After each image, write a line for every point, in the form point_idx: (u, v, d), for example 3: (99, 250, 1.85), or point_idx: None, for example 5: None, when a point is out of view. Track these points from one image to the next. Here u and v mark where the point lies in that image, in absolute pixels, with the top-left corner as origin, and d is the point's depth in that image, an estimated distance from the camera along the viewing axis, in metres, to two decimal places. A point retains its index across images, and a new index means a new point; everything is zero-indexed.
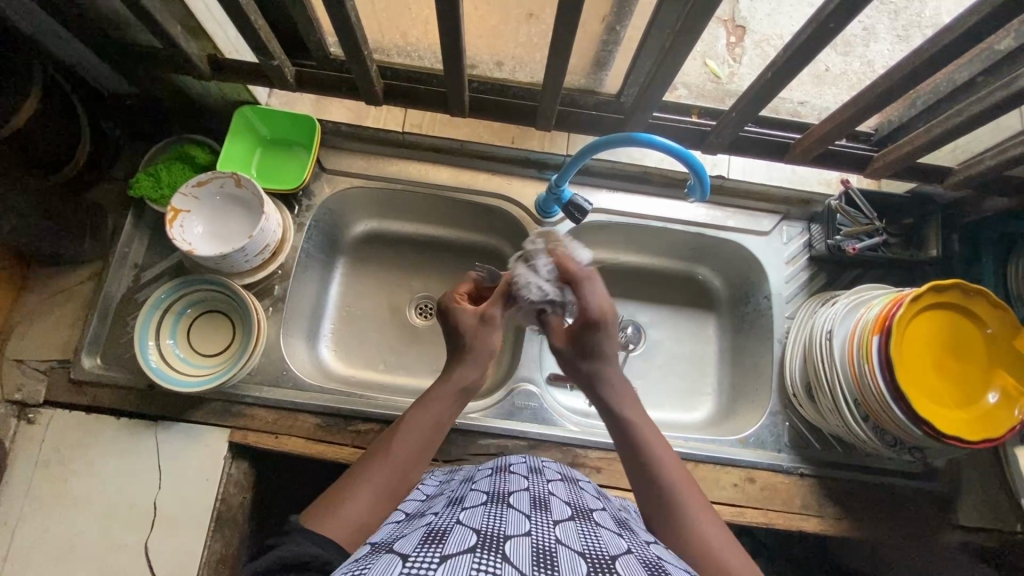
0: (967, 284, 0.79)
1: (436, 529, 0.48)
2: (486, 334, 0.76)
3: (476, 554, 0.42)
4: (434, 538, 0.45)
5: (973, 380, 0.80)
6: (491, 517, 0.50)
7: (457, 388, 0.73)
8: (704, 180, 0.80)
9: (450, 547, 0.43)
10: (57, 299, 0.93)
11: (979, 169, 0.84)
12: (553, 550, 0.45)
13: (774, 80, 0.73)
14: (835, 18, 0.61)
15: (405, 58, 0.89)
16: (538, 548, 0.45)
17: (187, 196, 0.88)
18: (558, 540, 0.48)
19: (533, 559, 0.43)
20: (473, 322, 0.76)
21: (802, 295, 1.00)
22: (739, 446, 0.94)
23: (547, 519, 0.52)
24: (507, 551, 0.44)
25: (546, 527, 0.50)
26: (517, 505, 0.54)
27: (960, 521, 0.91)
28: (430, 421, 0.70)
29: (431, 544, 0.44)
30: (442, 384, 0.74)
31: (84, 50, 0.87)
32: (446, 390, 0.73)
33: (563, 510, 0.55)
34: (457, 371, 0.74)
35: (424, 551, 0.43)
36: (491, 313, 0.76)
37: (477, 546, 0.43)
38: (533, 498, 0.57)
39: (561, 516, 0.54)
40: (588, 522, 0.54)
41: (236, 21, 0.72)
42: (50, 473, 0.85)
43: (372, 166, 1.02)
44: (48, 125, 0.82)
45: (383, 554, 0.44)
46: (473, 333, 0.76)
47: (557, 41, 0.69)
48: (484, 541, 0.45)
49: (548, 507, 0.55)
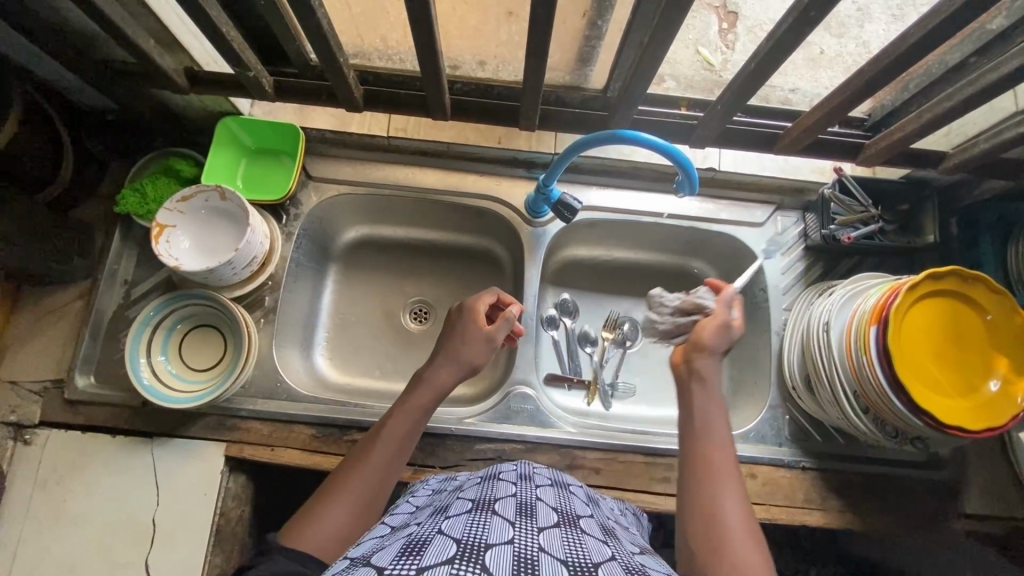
0: (965, 270, 0.77)
1: (416, 540, 0.47)
2: (482, 351, 0.79)
3: (453, 565, 0.42)
4: (412, 549, 0.45)
5: (973, 368, 0.78)
6: (473, 525, 0.49)
7: (431, 394, 0.76)
8: (692, 174, 0.78)
9: (428, 558, 0.43)
10: (48, 319, 0.93)
11: (974, 153, 0.82)
12: (534, 558, 0.45)
13: (758, 72, 0.71)
14: (816, 7, 0.60)
15: (386, 62, 0.88)
16: (520, 556, 0.44)
17: (172, 212, 0.88)
18: (540, 548, 0.47)
19: (513, 567, 0.43)
20: (479, 336, 0.80)
21: (799, 286, 0.99)
22: (739, 442, 0.93)
23: (531, 526, 0.51)
24: (487, 561, 0.43)
25: (529, 534, 0.49)
26: (502, 512, 0.53)
27: (967, 509, 0.90)
28: (405, 429, 0.72)
29: (408, 556, 0.43)
30: (419, 388, 0.76)
31: (61, 68, 0.86)
32: (421, 396, 0.75)
33: (548, 517, 0.55)
34: (432, 375, 0.77)
35: (402, 563, 0.42)
36: (496, 335, 0.80)
37: (455, 556, 0.43)
38: (519, 504, 0.56)
39: (546, 523, 0.53)
40: (573, 529, 0.54)
41: (208, 34, 0.71)
42: (48, 494, 0.85)
43: (360, 172, 1.01)
44: (27, 147, 0.82)
45: (360, 567, 0.44)
46: (471, 345, 0.79)
47: (535, 42, 0.68)
48: (463, 551, 0.44)
49: (534, 513, 0.55)
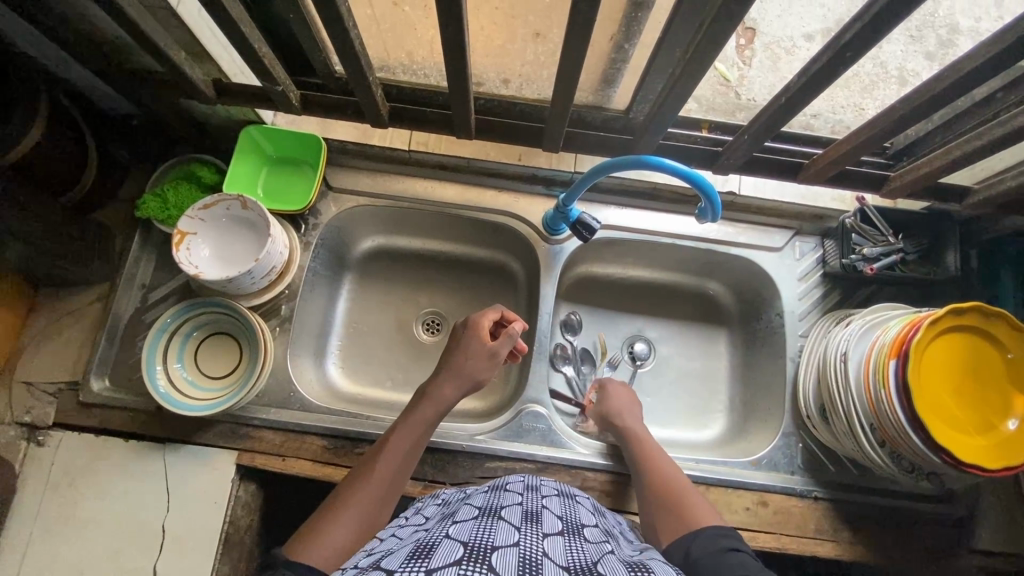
0: (987, 307, 0.77)
1: (423, 544, 0.47)
2: (484, 366, 0.81)
3: (461, 567, 0.42)
4: (421, 552, 0.45)
5: (991, 405, 0.78)
6: (479, 529, 0.49)
7: (435, 409, 0.77)
8: (715, 202, 0.78)
9: (435, 560, 0.43)
10: (66, 320, 0.94)
11: (999, 189, 0.82)
12: (539, 562, 0.45)
13: (787, 105, 0.71)
14: (853, 46, 0.59)
15: (411, 76, 0.88)
16: (525, 558, 0.45)
17: (193, 219, 0.88)
18: (544, 553, 0.47)
19: (518, 569, 0.43)
20: (481, 352, 0.81)
21: (816, 312, 0.98)
22: (751, 468, 0.92)
23: (536, 531, 0.51)
24: (494, 563, 0.43)
25: (533, 538, 0.49)
26: (508, 518, 0.53)
27: (979, 545, 0.89)
28: (407, 446, 0.74)
29: (417, 559, 0.43)
30: (422, 406, 0.77)
31: (89, 73, 0.87)
32: (424, 413, 0.77)
33: (553, 524, 0.55)
34: (435, 392, 0.78)
35: (410, 565, 0.42)
36: (499, 351, 0.82)
37: (462, 558, 0.43)
38: (525, 511, 0.56)
39: (551, 530, 0.53)
40: (577, 536, 0.54)
41: (239, 49, 0.71)
42: (60, 497, 0.86)
43: (379, 183, 1.02)
44: (54, 150, 0.82)
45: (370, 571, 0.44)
46: (474, 360, 0.81)
47: (565, 64, 0.68)
48: (470, 553, 0.44)
49: (539, 520, 0.55)
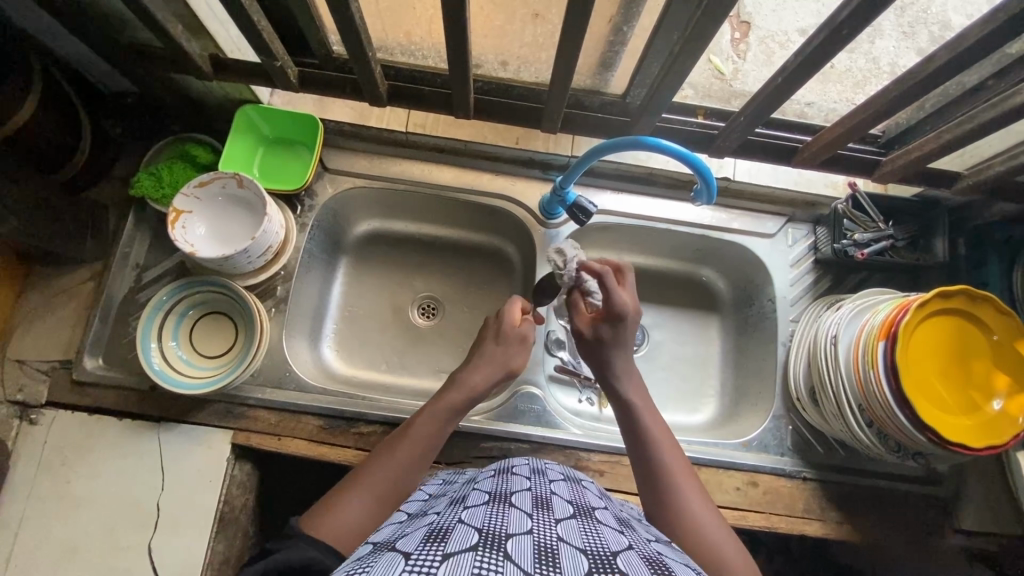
0: (974, 290, 0.79)
1: (438, 528, 0.48)
2: (517, 352, 0.80)
3: (478, 552, 0.42)
4: (436, 537, 0.45)
5: (977, 385, 0.79)
6: (492, 516, 0.50)
7: (464, 395, 0.74)
8: (711, 184, 0.79)
9: (451, 545, 0.43)
10: (58, 299, 0.93)
11: (988, 174, 0.84)
12: (555, 548, 0.45)
13: (783, 85, 0.72)
14: (849, 24, 0.60)
15: (408, 56, 0.88)
16: (541, 546, 0.45)
17: (189, 196, 0.88)
18: (559, 538, 0.48)
19: (534, 556, 0.43)
20: (513, 338, 0.80)
21: (808, 298, 1.00)
22: (742, 450, 0.94)
23: (549, 518, 0.52)
24: (509, 549, 0.44)
25: (547, 525, 0.50)
26: (519, 505, 0.53)
27: (962, 525, 0.91)
28: (431, 432, 0.71)
29: (432, 543, 0.44)
30: (451, 391, 0.75)
31: (82, 47, 0.86)
32: (453, 398, 0.74)
33: (565, 510, 0.55)
34: (465, 377, 0.76)
35: (427, 548, 0.43)
36: (528, 334, 0.81)
37: (478, 544, 0.43)
38: (535, 497, 0.57)
39: (563, 515, 0.54)
40: (590, 521, 0.54)
41: (238, 22, 0.71)
42: (53, 475, 0.85)
43: (376, 165, 1.02)
44: (48, 125, 0.81)
45: (385, 553, 0.45)
46: (507, 345, 0.79)
47: (566, 42, 0.68)
48: (485, 540, 0.44)
49: (550, 506, 0.55)
